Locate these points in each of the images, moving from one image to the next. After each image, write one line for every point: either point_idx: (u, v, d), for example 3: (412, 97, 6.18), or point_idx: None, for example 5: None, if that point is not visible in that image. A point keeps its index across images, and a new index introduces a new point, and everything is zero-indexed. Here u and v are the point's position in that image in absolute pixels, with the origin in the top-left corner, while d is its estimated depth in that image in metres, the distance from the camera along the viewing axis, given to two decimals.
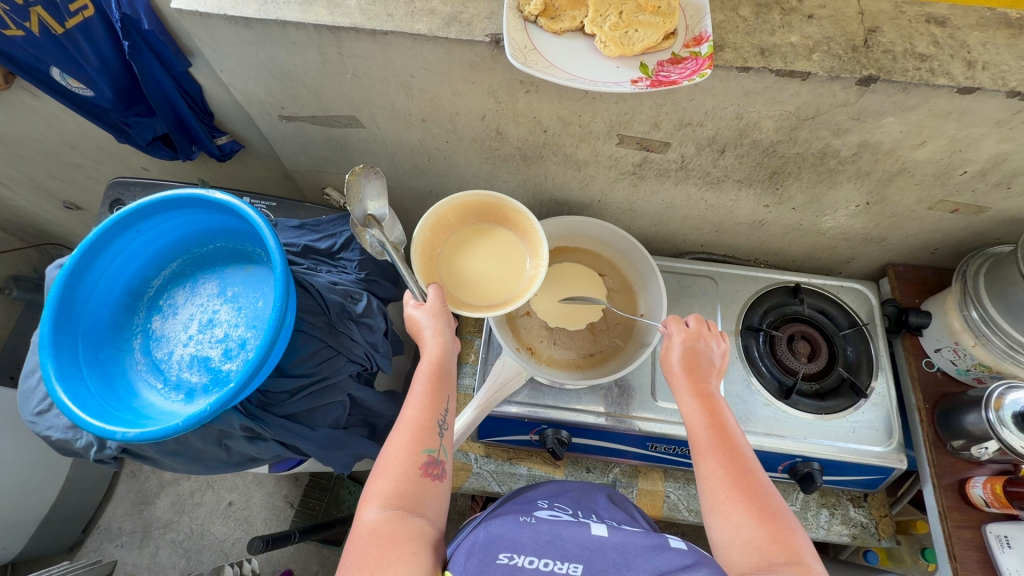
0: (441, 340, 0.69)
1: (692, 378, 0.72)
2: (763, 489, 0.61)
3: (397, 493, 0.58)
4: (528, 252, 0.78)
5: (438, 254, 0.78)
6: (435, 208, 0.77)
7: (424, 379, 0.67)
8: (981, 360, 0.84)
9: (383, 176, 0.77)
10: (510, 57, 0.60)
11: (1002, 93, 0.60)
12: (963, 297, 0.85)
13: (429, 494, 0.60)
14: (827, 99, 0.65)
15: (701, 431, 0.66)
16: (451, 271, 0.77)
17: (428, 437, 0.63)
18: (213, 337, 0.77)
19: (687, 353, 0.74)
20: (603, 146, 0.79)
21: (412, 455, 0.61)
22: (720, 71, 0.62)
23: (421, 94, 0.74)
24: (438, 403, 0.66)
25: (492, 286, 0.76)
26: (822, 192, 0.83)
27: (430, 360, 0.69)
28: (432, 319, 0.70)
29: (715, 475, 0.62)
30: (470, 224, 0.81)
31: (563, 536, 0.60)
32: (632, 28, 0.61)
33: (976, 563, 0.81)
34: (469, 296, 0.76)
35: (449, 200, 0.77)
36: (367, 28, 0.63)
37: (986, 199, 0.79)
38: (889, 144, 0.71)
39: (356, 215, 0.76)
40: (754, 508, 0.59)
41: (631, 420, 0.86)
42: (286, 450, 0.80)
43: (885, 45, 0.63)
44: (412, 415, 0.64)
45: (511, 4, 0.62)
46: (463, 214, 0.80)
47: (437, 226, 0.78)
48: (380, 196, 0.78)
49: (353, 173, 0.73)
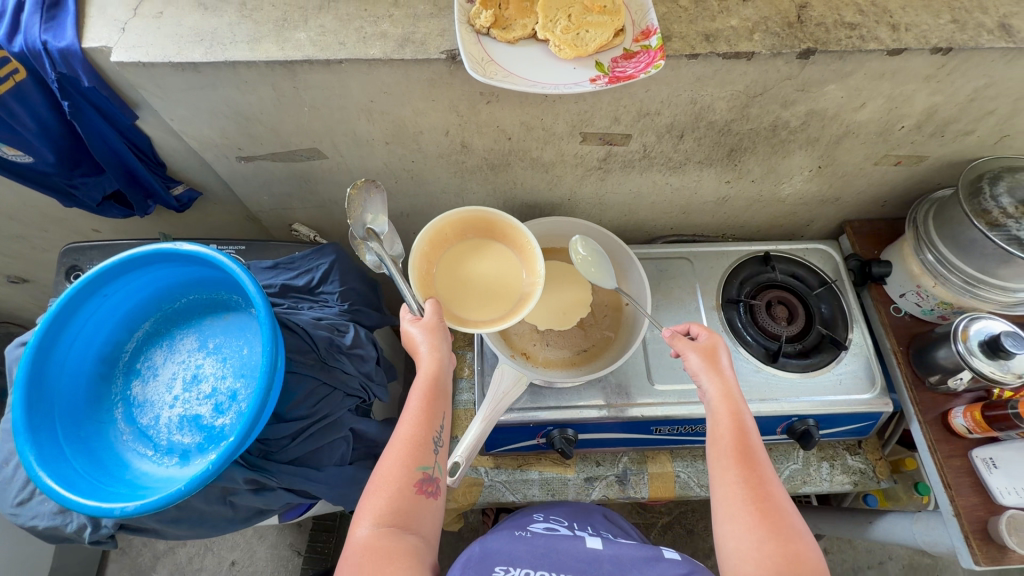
0: (436, 355, 0.67)
1: (711, 374, 0.73)
2: (785, 508, 0.62)
3: (394, 514, 0.58)
4: (526, 270, 0.79)
5: (435, 270, 0.78)
6: (433, 222, 0.78)
7: (421, 398, 0.66)
8: (942, 298, 0.91)
9: (384, 194, 0.78)
10: (469, 70, 0.61)
11: (927, 51, 0.65)
12: (918, 242, 0.92)
13: (423, 511, 0.60)
14: (772, 74, 0.68)
15: (729, 437, 0.68)
16: (453, 284, 0.77)
17: (423, 454, 0.62)
18: (200, 393, 0.74)
19: (701, 347, 0.76)
20: (567, 146, 0.81)
21: (409, 476, 0.61)
22: (671, 60, 0.65)
23: (383, 116, 0.73)
24: (434, 420, 0.65)
25: (489, 301, 0.77)
26: (778, 162, 0.87)
27: (425, 376, 0.67)
28: (427, 335, 0.69)
29: (735, 482, 0.64)
30: (467, 237, 0.81)
31: (558, 549, 0.68)
32: (582, 29, 0.62)
33: (970, 488, 0.85)
34: (473, 309, 0.76)
35: (447, 215, 0.78)
36: (321, 58, 0.63)
37: (924, 149, 0.85)
38: (833, 110, 0.75)
39: (357, 230, 0.74)
40: (772, 524, 0.60)
41: (631, 407, 0.88)
42: (294, 497, 0.77)
43: (817, 18, 0.67)
44: (406, 431, 0.64)
45: (461, 20, 0.63)
46: (461, 229, 0.81)
47: (435, 241, 0.79)
48: (381, 212, 0.77)
49: (354, 186, 0.73)
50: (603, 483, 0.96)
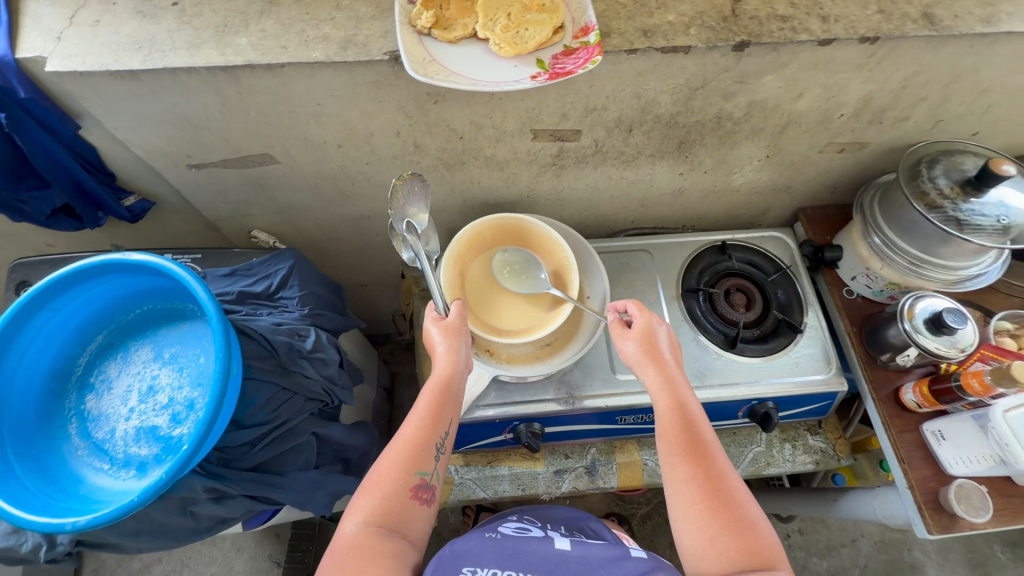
0: (453, 361, 0.73)
1: (648, 366, 0.75)
2: (736, 498, 0.64)
3: (385, 514, 0.62)
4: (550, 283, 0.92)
5: (469, 267, 0.91)
6: (474, 224, 0.90)
7: (428, 402, 0.70)
8: (890, 280, 0.94)
9: (429, 190, 0.81)
10: (410, 70, 0.61)
11: (855, 40, 0.68)
12: (865, 226, 0.95)
13: (413, 515, 0.64)
14: (711, 67, 0.70)
15: (673, 431, 0.69)
16: (482, 285, 0.90)
17: (423, 460, 0.67)
18: (157, 404, 0.73)
19: (638, 333, 0.77)
20: (520, 143, 0.82)
21: (406, 479, 0.65)
22: (611, 55, 0.67)
23: (332, 120, 0.74)
24: (438, 426, 0.69)
25: (507, 306, 0.89)
26: (727, 153, 0.89)
27: (439, 379, 0.71)
28: (448, 337, 0.74)
29: (684, 479, 0.66)
30: (505, 241, 0.93)
31: (526, 551, 0.70)
32: (522, 28, 0.64)
33: (921, 460, 0.88)
34: (495, 311, 0.89)
35: (488, 219, 0.91)
36: (262, 62, 0.63)
37: (865, 136, 0.88)
38: (773, 100, 0.77)
39: (399, 223, 0.77)
40: (722, 518, 0.62)
41: (582, 400, 0.89)
42: (257, 504, 0.76)
43: (750, 12, 0.69)
44: (408, 433, 0.68)
45: (403, 21, 0.64)
46: (498, 234, 0.93)
47: (474, 241, 0.91)
48: (422, 207, 0.80)
49: (400, 178, 0.76)
50: (572, 475, 0.97)
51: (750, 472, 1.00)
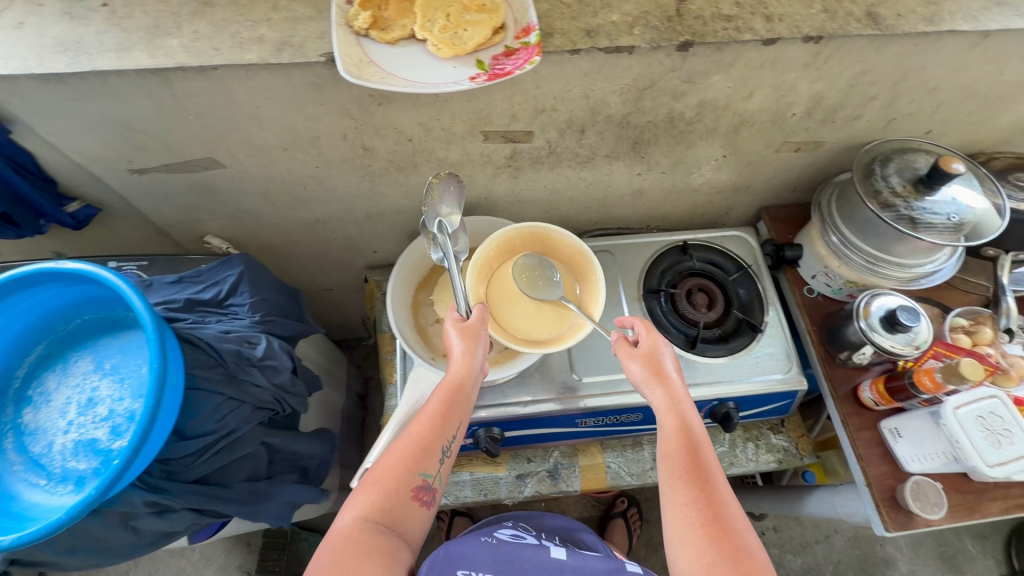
0: (468, 368, 0.72)
1: (653, 385, 0.73)
2: (735, 525, 0.63)
3: (385, 512, 0.64)
4: (581, 299, 0.85)
5: (494, 273, 0.86)
6: (505, 230, 0.85)
7: (440, 405, 0.70)
8: (848, 278, 0.94)
9: (464, 191, 0.83)
10: (344, 72, 0.60)
11: (799, 39, 0.68)
12: (823, 225, 0.95)
13: (412, 516, 0.66)
14: (657, 67, 0.70)
15: (677, 450, 0.68)
16: (507, 293, 0.84)
17: (428, 462, 0.68)
18: (96, 416, 0.71)
19: (643, 354, 0.75)
20: (471, 145, 0.81)
21: (410, 479, 0.66)
22: (554, 56, 0.66)
23: (275, 123, 0.72)
24: (446, 431, 0.70)
25: (534, 317, 0.82)
26: (683, 153, 0.89)
27: (450, 384, 0.71)
28: (465, 341, 0.73)
29: (684, 503, 0.65)
30: (534, 251, 0.87)
31: (521, 557, 0.73)
32: (460, 28, 0.63)
33: (879, 457, 0.88)
34: (517, 321, 0.82)
35: (520, 226, 0.86)
36: (194, 65, 0.62)
37: (819, 135, 0.88)
38: (723, 100, 0.77)
39: (429, 220, 0.81)
40: (721, 546, 0.61)
41: (584, 399, 0.89)
42: (201, 517, 0.74)
43: (695, 11, 0.69)
44: (415, 435, 0.69)
45: (339, 21, 0.62)
46: (530, 241, 0.88)
47: (503, 247, 0.86)
48: (455, 207, 0.83)
49: (436, 176, 0.80)
50: (535, 479, 0.96)
51: None
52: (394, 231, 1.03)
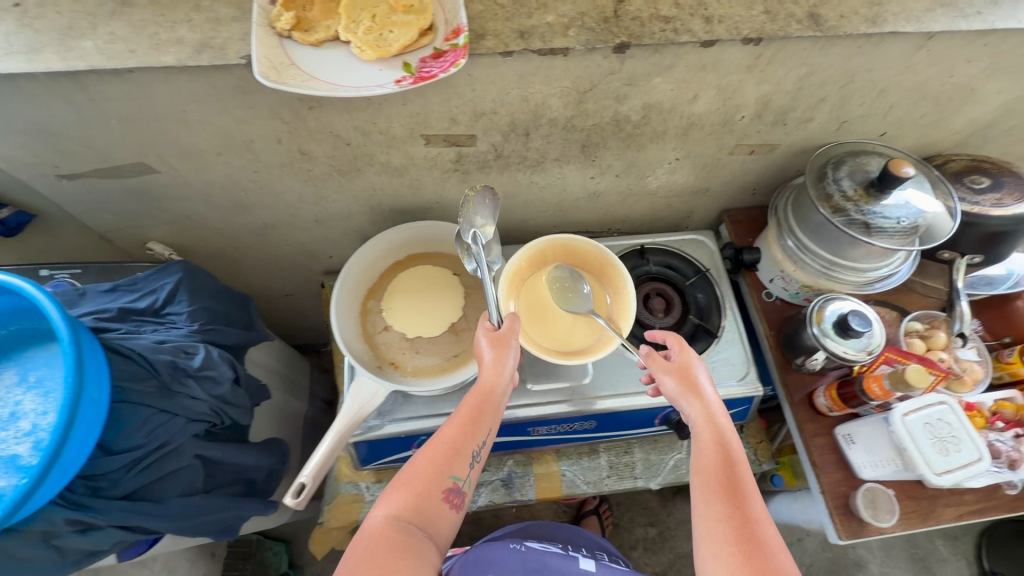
0: (500, 375, 0.71)
1: (688, 397, 0.70)
2: (771, 545, 0.58)
3: (415, 514, 0.63)
4: (613, 311, 0.84)
5: (525, 283, 0.85)
6: (537, 242, 0.85)
7: (469, 412, 0.69)
8: (803, 282, 0.93)
9: (500, 203, 0.82)
10: (260, 75, 0.58)
11: (738, 41, 0.66)
12: (779, 228, 0.94)
13: (442, 518, 0.65)
14: (595, 69, 0.68)
15: (712, 462, 0.65)
16: (538, 305, 0.84)
17: (458, 465, 0.67)
18: (18, 431, 0.68)
19: (677, 367, 0.72)
20: (413, 149, 0.79)
21: (439, 482, 0.65)
22: (486, 58, 0.64)
23: (204, 127, 0.70)
24: (476, 436, 0.68)
25: (563, 331, 0.82)
26: (634, 156, 0.87)
27: (482, 391, 0.71)
28: (495, 351, 0.73)
29: (718, 519, 0.61)
30: (565, 263, 0.87)
31: (549, 565, 0.82)
32: (386, 30, 0.61)
33: (834, 464, 0.87)
34: (548, 332, 0.82)
35: (550, 237, 0.85)
36: (107, 67, 0.59)
37: (772, 137, 0.87)
38: (668, 103, 0.75)
39: (465, 232, 0.81)
40: (755, 567, 0.56)
41: (598, 401, 0.86)
42: (130, 533, 0.72)
43: (633, 13, 0.67)
44: (446, 437, 0.68)
45: (260, 23, 0.60)
46: (563, 254, 0.87)
47: (534, 259, 0.86)
48: (489, 220, 0.82)
49: (472, 189, 0.79)
50: (488, 489, 0.96)
51: (671, 480, 0.98)
52: (346, 236, 1.01)
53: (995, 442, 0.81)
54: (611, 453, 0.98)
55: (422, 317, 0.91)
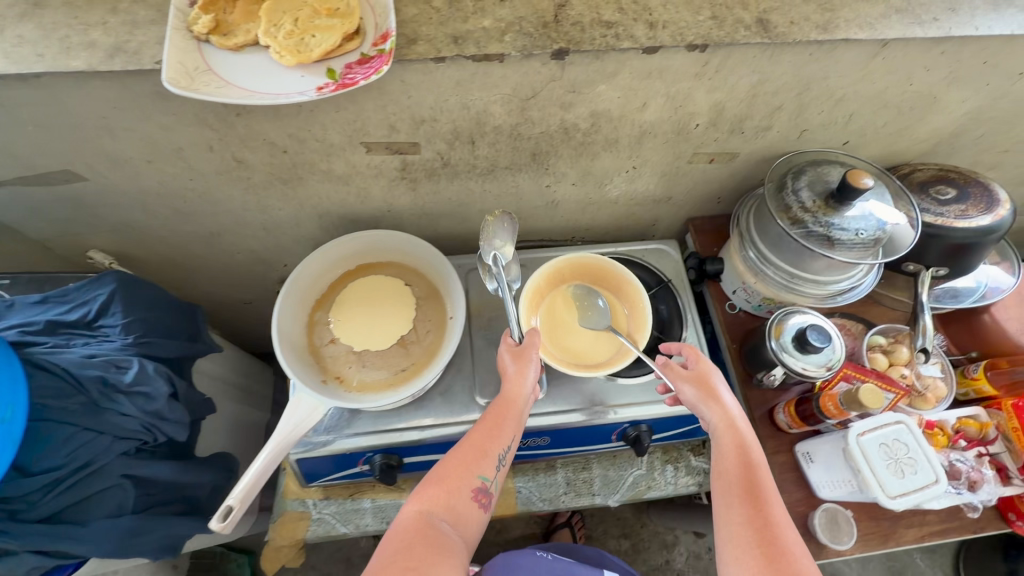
0: (523, 386, 0.74)
1: (706, 403, 0.72)
2: (792, 547, 0.58)
3: (447, 510, 0.63)
4: (630, 323, 0.88)
5: (546, 300, 0.90)
6: (555, 262, 0.90)
7: (495, 418, 0.72)
8: (765, 294, 0.90)
9: (518, 227, 0.87)
10: (168, 81, 0.55)
11: (683, 48, 0.64)
12: (740, 240, 0.91)
13: (472, 517, 0.65)
14: (535, 76, 0.65)
15: (731, 468, 0.67)
16: (558, 321, 0.88)
17: (486, 466, 0.68)
18: None
19: (694, 374, 0.74)
20: (354, 157, 0.76)
21: (469, 481, 0.66)
22: (417, 64, 0.61)
23: (128, 134, 0.67)
24: (503, 440, 0.70)
25: (580, 344, 0.87)
26: (589, 164, 0.84)
27: (507, 399, 0.73)
28: (518, 363, 0.76)
29: (740, 522, 0.61)
30: (582, 282, 0.92)
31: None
32: (308, 34, 0.58)
33: (794, 483, 0.84)
34: (567, 346, 0.86)
35: (568, 257, 0.91)
36: (13, 72, 0.57)
37: (731, 146, 0.84)
38: (617, 111, 0.73)
39: (485, 254, 0.85)
40: (777, 569, 0.56)
41: (611, 411, 0.85)
42: (50, 558, 0.69)
43: (574, 17, 0.64)
44: (475, 440, 0.69)
45: (175, 26, 0.57)
46: (579, 271, 0.92)
47: (552, 277, 0.91)
48: (509, 242, 0.87)
49: (494, 215, 0.85)
50: None
51: (631, 497, 0.96)
52: (298, 244, 0.98)
53: (954, 463, 0.79)
54: (569, 469, 0.95)
55: (373, 325, 0.88)
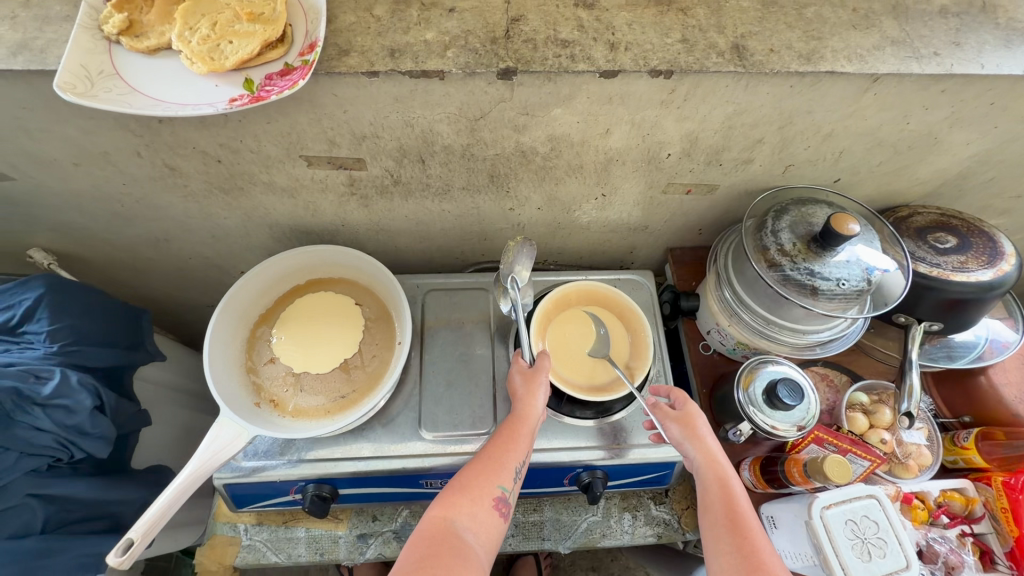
0: (536, 405, 0.71)
1: (692, 441, 0.68)
2: None
3: (470, 518, 0.61)
4: (631, 352, 0.82)
5: (553, 323, 0.84)
6: (561, 286, 0.85)
7: (507, 434, 0.69)
8: (740, 339, 0.83)
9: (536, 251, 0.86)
10: (59, 86, 0.49)
11: (645, 73, 0.57)
12: (717, 279, 0.84)
13: (494, 526, 0.62)
14: (482, 96, 0.60)
15: (718, 501, 0.63)
16: (565, 343, 0.82)
17: (504, 475, 0.65)
18: None
19: (682, 412, 0.71)
20: (295, 170, 0.71)
21: (489, 490, 0.64)
22: (349, 77, 0.56)
23: (46, 136, 0.63)
24: (516, 456, 0.67)
25: (588, 367, 0.81)
26: (553, 190, 0.79)
27: (521, 415, 0.70)
28: (529, 383, 0.73)
29: (729, 552, 0.59)
30: (591, 306, 0.86)
31: None
32: (225, 40, 0.53)
33: None
34: (575, 370, 0.80)
35: (575, 282, 0.85)
36: None
37: (709, 178, 0.78)
38: (577, 136, 0.67)
39: (505, 278, 0.83)
40: None
41: (633, 450, 0.78)
42: None
43: (526, 34, 0.58)
44: (491, 451, 0.67)
45: (84, 24, 0.53)
46: (586, 296, 0.86)
47: (559, 301, 0.85)
48: (528, 265, 0.85)
49: (515, 243, 0.81)
50: (378, 540, 0.86)
51: (583, 544, 0.89)
52: (251, 253, 0.94)
53: (932, 542, 0.72)
54: (518, 510, 0.90)
55: (316, 343, 0.83)
